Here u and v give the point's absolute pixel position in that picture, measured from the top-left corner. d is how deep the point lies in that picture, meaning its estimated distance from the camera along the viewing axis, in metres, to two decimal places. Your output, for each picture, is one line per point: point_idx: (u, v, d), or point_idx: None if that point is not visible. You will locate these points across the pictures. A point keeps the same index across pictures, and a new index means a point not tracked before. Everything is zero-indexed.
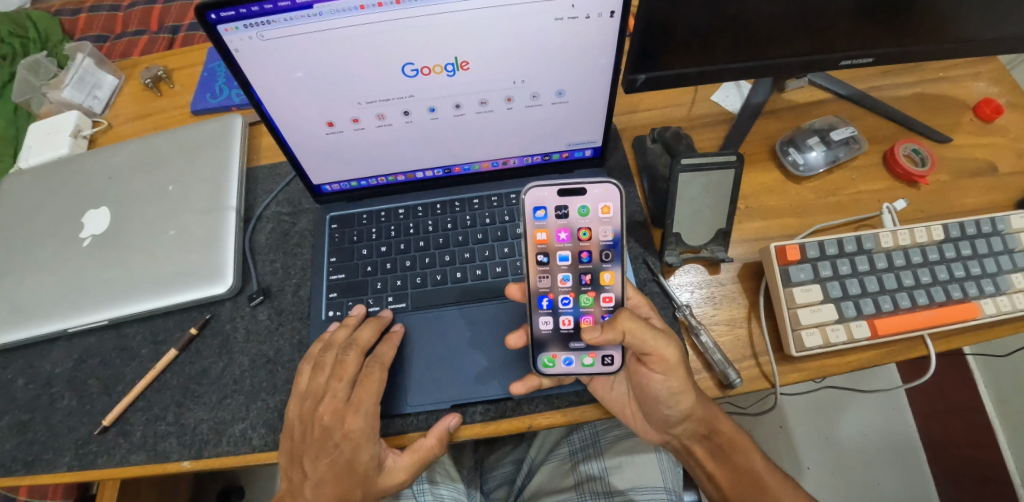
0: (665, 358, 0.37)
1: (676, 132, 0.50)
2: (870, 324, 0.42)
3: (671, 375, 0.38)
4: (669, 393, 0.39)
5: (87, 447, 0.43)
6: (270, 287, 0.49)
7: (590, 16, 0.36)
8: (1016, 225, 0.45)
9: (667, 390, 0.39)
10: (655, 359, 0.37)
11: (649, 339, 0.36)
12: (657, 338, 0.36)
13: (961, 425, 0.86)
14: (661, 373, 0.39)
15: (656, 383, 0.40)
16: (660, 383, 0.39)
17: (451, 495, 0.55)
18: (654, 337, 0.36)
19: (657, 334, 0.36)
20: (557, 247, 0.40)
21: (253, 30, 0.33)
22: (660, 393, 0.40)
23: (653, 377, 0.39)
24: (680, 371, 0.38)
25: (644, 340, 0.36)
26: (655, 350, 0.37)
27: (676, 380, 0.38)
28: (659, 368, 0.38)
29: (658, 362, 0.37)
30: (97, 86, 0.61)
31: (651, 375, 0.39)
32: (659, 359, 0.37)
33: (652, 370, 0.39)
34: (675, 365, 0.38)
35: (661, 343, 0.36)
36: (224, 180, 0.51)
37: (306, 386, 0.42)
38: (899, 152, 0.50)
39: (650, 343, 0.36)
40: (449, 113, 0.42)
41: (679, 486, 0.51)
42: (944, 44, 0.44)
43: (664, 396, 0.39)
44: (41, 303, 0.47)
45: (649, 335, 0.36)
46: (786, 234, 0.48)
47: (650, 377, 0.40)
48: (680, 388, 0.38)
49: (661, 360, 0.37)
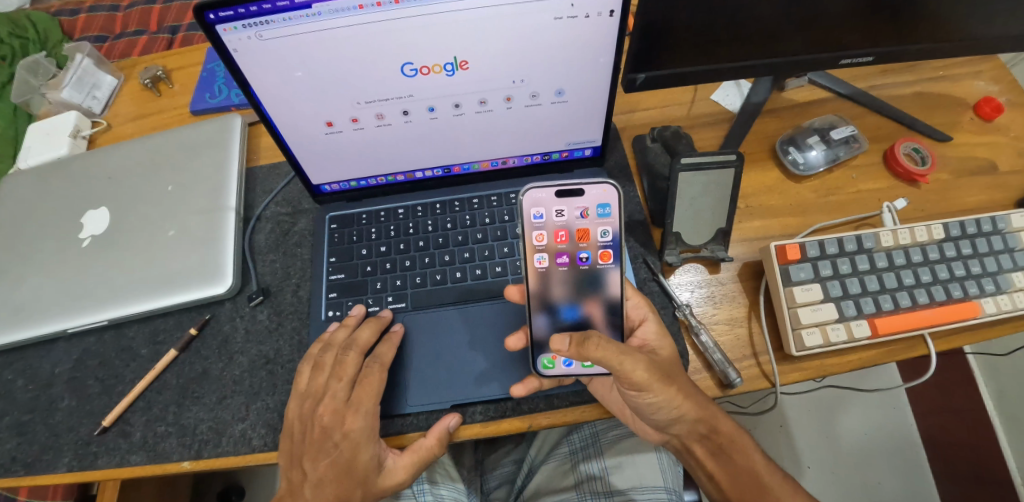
0: (634, 380, 0.36)
1: (676, 131, 0.50)
2: (870, 323, 0.42)
3: (655, 388, 0.37)
4: (649, 404, 0.39)
5: (86, 447, 0.43)
6: (270, 287, 0.49)
7: (590, 15, 0.36)
8: (1016, 224, 0.45)
9: (650, 401, 0.38)
10: (625, 380, 0.37)
11: (617, 364, 0.36)
12: (624, 363, 0.36)
13: (961, 425, 0.86)
14: (636, 390, 0.38)
15: (634, 397, 0.39)
16: (638, 397, 0.39)
17: (451, 496, 0.55)
18: (621, 362, 0.36)
19: (623, 358, 0.36)
20: (552, 249, 0.40)
21: (252, 30, 0.33)
22: (640, 404, 0.40)
23: (629, 393, 0.39)
24: (655, 384, 0.37)
25: (610, 364, 0.36)
26: (624, 373, 0.36)
27: (657, 392, 0.37)
28: (630, 386, 0.37)
29: (629, 383, 0.37)
30: (96, 86, 0.61)
31: (627, 391, 0.39)
32: (629, 381, 0.37)
33: (627, 388, 0.39)
34: (647, 383, 0.37)
35: (627, 367, 0.36)
36: (224, 180, 0.51)
37: (306, 386, 0.42)
38: (899, 151, 0.50)
39: (616, 368, 0.36)
40: (449, 113, 0.42)
41: (679, 486, 0.51)
42: (944, 42, 0.44)
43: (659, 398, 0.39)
44: (41, 303, 0.47)
45: (616, 361, 0.36)
46: (786, 234, 0.48)
47: (628, 392, 0.39)
48: (660, 398, 0.38)
49: (630, 380, 0.37)
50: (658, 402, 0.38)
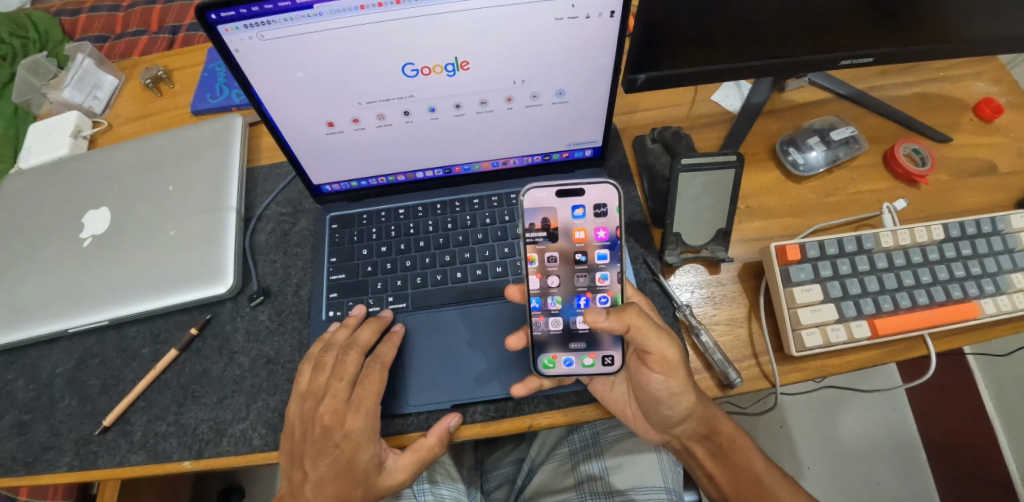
0: (666, 358, 0.37)
1: (676, 132, 0.50)
2: (870, 324, 0.42)
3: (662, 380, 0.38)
4: (669, 393, 0.40)
5: (87, 447, 0.43)
6: (271, 287, 0.49)
7: (590, 16, 0.36)
8: (1016, 225, 0.45)
9: (672, 389, 0.39)
10: (653, 360, 0.38)
11: (653, 339, 0.37)
12: (660, 338, 0.37)
13: (962, 425, 0.86)
14: (661, 373, 0.39)
15: (656, 382, 0.40)
16: (660, 382, 0.40)
17: (451, 495, 0.55)
18: (658, 338, 0.37)
19: (657, 333, 0.37)
20: (572, 249, 0.40)
21: (253, 31, 0.33)
22: (660, 394, 0.40)
23: (652, 377, 0.40)
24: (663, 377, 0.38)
25: (645, 340, 0.37)
26: (657, 351, 0.37)
27: (680, 378, 0.39)
28: (658, 367, 0.38)
29: (658, 362, 0.38)
30: (97, 85, 0.61)
31: (651, 374, 0.40)
32: (660, 360, 0.38)
33: (652, 370, 0.39)
34: (673, 366, 0.38)
35: (664, 342, 0.37)
36: (224, 180, 0.51)
37: (306, 386, 0.42)
38: (899, 152, 0.50)
39: (652, 343, 0.37)
40: (449, 113, 0.42)
41: (679, 486, 0.51)
42: (943, 44, 0.44)
43: (665, 395, 0.40)
44: (41, 303, 0.47)
45: (654, 334, 0.36)
46: (786, 234, 0.48)
47: (650, 377, 0.40)
48: (680, 388, 0.39)
49: (661, 359, 0.38)
50: (674, 393, 0.39)
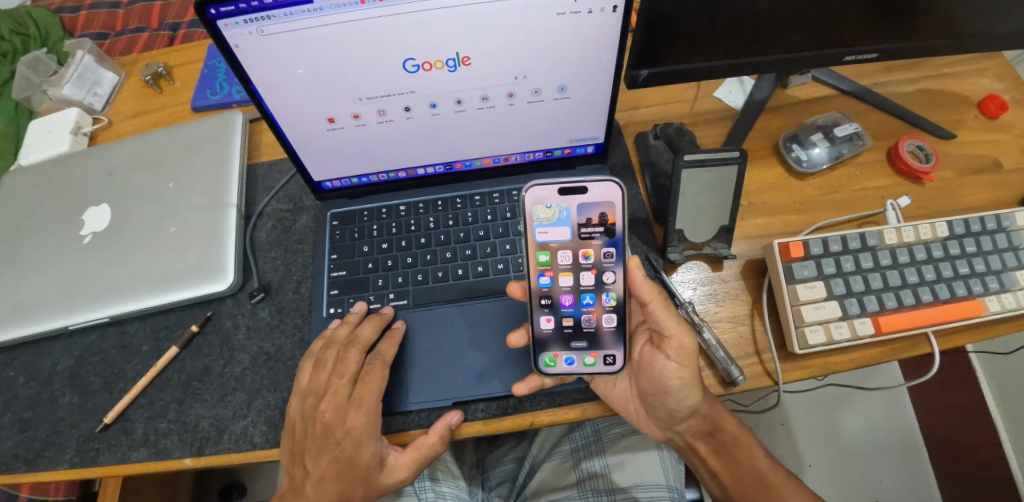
0: (682, 345, 0.37)
1: (679, 128, 0.50)
2: (873, 321, 0.41)
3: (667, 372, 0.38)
4: (680, 383, 0.39)
5: (87, 444, 0.43)
6: (271, 284, 0.49)
7: (592, 11, 0.35)
8: (1022, 222, 0.44)
9: (682, 378, 0.39)
10: (669, 345, 0.38)
11: (672, 322, 0.37)
12: (678, 323, 0.37)
13: (964, 422, 0.85)
14: (675, 361, 0.38)
15: (668, 371, 0.39)
16: (671, 371, 0.39)
17: (452, 493, 0.55)
18: (676, 321, 0.37)
19: (677, 317, 0.38)
20: (575, 248, 0.40)
21: (253, 25, 0.33)
22: (670, 384, 0.39)
23: (667, 364, 0.39)
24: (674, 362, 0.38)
25: (664, 320, 0.37)
26: (675, 335, 0.37)
27: (688, 369, 0.38)
28: (672, 353, 0.38)
29: (674, 348, 0.38)
30: (97, 82, 0.60)
31: (663, 362, 0.39)
32: (677, 345, 0.38)
33: (666, 359, 0.39)
34: (687, 354, 0.38)
35: (681, 328, 0.37)
36: (224, 177, 0.51)
37: (307, 384, 0.42)
38: (902, 148, 0.50)
39: (671, 325, 0.37)
40: (450, 109, 0.42)
41: (680, 484, 0.51)
42: (947, 40, 0.43)
43: (676, 385, 0.39)
44: (41, 300, 0.47)
45: (674, 316, 0.37)
46: (788, 231, 0.48)
47: (663, 366, 0.39)
48: (689, 378, 0.39)
49: (677, 346, 0.38)
50: (683, 384, 0.39)
